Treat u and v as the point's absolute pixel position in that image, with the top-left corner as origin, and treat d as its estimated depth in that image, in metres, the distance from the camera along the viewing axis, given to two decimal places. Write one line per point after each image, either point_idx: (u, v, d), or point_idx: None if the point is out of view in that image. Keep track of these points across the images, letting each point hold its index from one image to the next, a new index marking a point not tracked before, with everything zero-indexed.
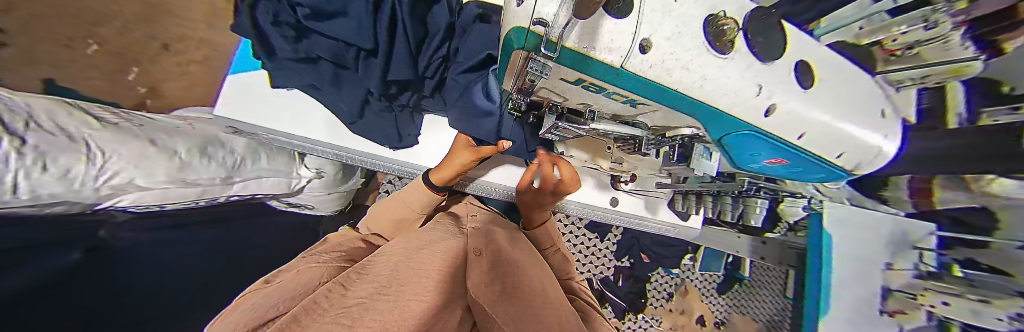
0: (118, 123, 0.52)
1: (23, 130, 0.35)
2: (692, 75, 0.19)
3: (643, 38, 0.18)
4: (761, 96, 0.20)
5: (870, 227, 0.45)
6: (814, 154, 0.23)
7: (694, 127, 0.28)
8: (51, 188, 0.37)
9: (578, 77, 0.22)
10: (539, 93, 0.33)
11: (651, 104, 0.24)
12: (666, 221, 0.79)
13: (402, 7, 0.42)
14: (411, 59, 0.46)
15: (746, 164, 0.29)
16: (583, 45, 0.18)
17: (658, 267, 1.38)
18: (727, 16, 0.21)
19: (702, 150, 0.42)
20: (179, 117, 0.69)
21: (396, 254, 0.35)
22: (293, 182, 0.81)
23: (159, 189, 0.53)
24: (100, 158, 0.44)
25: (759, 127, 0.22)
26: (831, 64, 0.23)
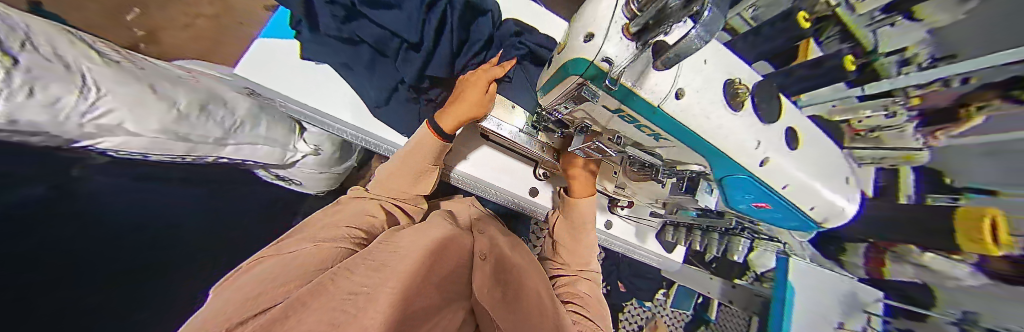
0: (120, 63, 0.50)
1: (18, 51, 0.33)
2: (709, 123, 0.23)
3: (679, 87, 0.22)
4: (758, 150, 0.24)
5: (827, 279, 0.51)
6: (793, 203, 0.27)
7: (701, 164, 0.31)
8: (34, 116, 0.34)
9: (618, 108, 0.26)
10: (573, 113, 0.37)
11: (672, 140, 0.28)
12: (653, 251, 0.82)
13: (452, 11, 0.50)
14: (450, 55, 0.52)
15: (736, 204, 0.33)
16: (633, 83, 0.22)
17: (632, 298, 1.40)
18: (741, 81, 0.25)
19: (706, 187, 0.45)
20: (181, 68, 0.67)
21: (405, 241, 0.35)
22: (287, 154, 0.79)
23: (147, 138, 0.50)
24: (94, 94, 0.41)
25: (752, 173, 0.25)
26: (812, 133, 0.28)
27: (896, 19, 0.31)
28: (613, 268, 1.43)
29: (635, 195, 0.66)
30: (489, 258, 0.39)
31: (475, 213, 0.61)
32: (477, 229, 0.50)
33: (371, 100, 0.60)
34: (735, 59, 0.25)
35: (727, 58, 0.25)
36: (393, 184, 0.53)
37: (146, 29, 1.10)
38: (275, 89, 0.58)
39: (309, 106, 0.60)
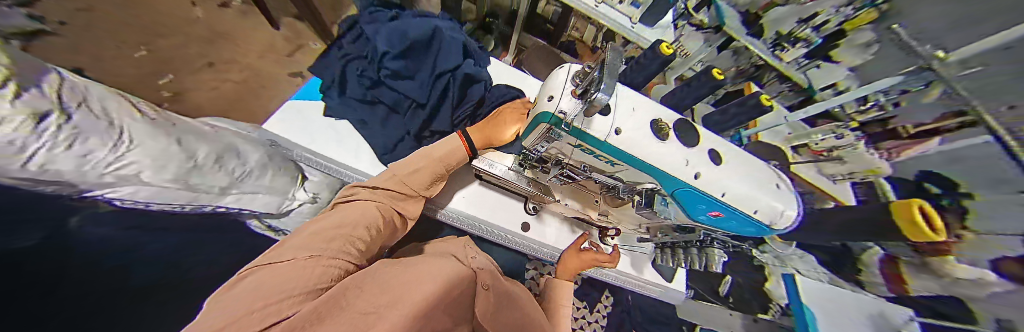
0: (157, 120, 0.57)
1: (73, 110, 0.40)
2: (644, 151, 0.34)
3: (618, 126, 0.34)
4: (688, 166, 0.34)
5: (848, 299, 0.89)
6: (737, 209, 0.35)
7: (653, 183, 0.38)
8: (62, 165, 0.38)
9: (579, 143, 0.36)
10: (548, 152, 0.45)
11: (624, 165, 0.37)
12: (651, 280, 0.80)
13: (454, 82, 0.68)
14: (450, 112, 0.69)
15: (697, 216, 0.39)
16: (584, 125, 0.33)
17: None
18: (664, 121, 0.37)
19: (661, 200, 0.41)
20: (209, 124, 0.75)
21: (395, 273, 0.34)
22: (284, 202, 0.82)
23: (157, 187, 0.53)
24: (124, 146, 0.46)
25: (693, 185, 0.34)
26: (733, 153, 0.38)
27: (820, 61, 0.94)
28: (624, 315, 1.32)
29: (618, 222, 0.67)
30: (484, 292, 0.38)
31: (474, 254, 0.57)
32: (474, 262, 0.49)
33: (379, 147, 0.68)
34: (656, 107, 0.37)
35: (652, 108, 0.37)
36: (393, 187, 0.54)
37: None
38: (286, 138, 0.64)
39: (314, 151, 0.65)
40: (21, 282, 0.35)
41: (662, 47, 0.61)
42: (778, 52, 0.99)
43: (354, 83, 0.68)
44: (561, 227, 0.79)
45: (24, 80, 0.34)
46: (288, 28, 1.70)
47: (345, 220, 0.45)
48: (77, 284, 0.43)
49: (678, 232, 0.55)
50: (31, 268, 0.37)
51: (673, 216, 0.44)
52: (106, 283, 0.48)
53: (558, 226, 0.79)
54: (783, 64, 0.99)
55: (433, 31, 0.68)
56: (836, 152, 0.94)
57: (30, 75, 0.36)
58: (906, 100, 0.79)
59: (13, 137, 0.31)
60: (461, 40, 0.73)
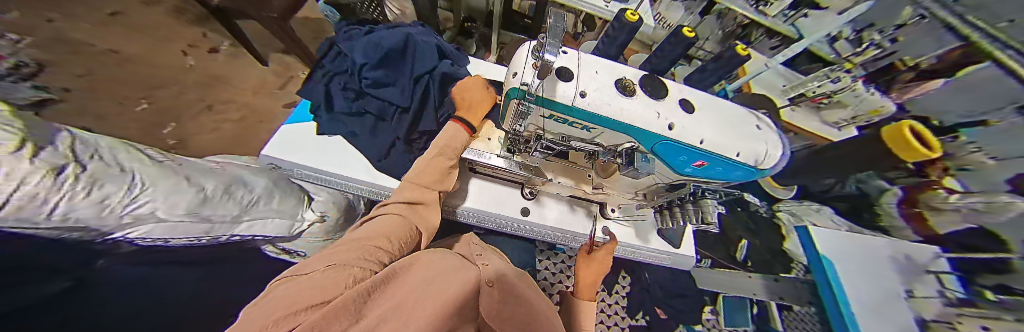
0: (164, 162, 0.60)
1: (87, 160, 0.43)
2: (614, 109, 0.35)
3: (581, 90, 0.35)
4: (659, 118, 0.35)
5: (873, 248, 0.87)
6: (719, 155, 0.36)
7: (631, 142, 0.39)
8: (83, 212, 0.41)
9: (550, 113, 0.38)
10: (526, 130, 0.46)
11: (598, 128, 0.38)
12: (659, 249, 0.80)
13: (433, 84, 0.71)
14: (433, 113, 0.71)
15: (684, 169, 0.41)
16: (547, 93, 0.34)
17: (679, 325, 1.26)
18: (629, 80, 0.38)
19: (640, 156, 0.39)
20: (215, 161, 0.79)
21: (412, 277, 0.32)
22: (295, 224, 0.83)
23: (173, 223, 0.56)
24: (137, 189, 0.49)
25: (669, 137, 0.35)
26: (702, 100, 0.40)
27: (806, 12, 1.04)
28: (644, 293, 1.31)
29: (611, 194, 0.64)
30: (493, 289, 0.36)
31: (478, 251, 0.57)
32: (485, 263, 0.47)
33: (372, 155, 0.70)
34: (618, 68, 0.39)
35: (615, 69, 0.38)
36: (412, 191, 0.54)
37: (178, 137, 1.33)
38: (281, 156, 0.66)
39: (344, 175, 0.68)
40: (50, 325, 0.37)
41: (626, 15, 0.62)
42: (761, 8, 1.06)
43: (340, 98, 0.70)
44: (561, 206, 0.78)
45: (35, 139, 0.38)
46: (277, 61, 1.74)
47: (361, 236, 0.44)
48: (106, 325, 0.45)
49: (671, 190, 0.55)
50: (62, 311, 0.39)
51: (658, 167, 0.41)
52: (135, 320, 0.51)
53: (560, 207, 0.78)
54: (769, 19, 1.06)
55: (406, 38, 0.71)
56: (835, 99, 1.11)
57: (40, 135, 0.40)
58: (901, 35, 1.01)
59: (37, 187, 0.34)
60: (432, 44, 0.76)
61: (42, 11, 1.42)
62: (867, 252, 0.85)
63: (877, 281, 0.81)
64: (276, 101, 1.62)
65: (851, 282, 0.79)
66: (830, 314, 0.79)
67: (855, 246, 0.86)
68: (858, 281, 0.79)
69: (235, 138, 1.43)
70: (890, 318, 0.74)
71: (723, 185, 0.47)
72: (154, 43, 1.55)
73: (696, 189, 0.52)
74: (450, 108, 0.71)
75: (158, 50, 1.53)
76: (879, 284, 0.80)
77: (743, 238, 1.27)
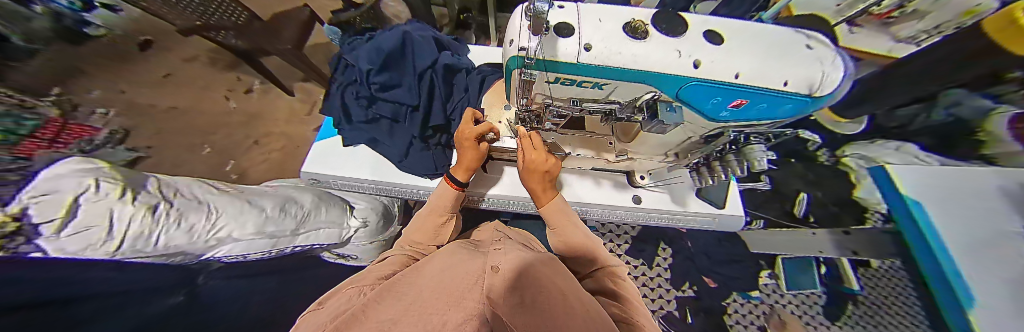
0: (230, 191, 0.73)
1: (172, 199, 0.57)
2: (624, 57, 0.31)
3: (586, 43, 0.32)
4: (681, 56, 0.31)
5: (957, 184, 0.74)
6: (762, 87, 0.31)
7: (652, 92, 0.36)
8: (177, 240, 0.52)
9: (554, 77, 0.37)
10: (534, 100, 0.46)
11: (609, 83, 0.35)
12: (701, 211, 0.74)
13: (437, 76, 0.73)
14: (444, 105, 0.74)
15: (720, 114, 0.37)
16: (548, 55, 0.33)
17: (731, 292, 1.21)
18: (640, 21, 0.34)
19: (664, 106, 0.37)
20: (268, 185, 0.90)
21: (426, 284, 0.31)
22: (343, 232, 0.90)
23: (247, 240, 0.66)
24: (214, 216, 0.61)
25: (695, 76, 0.31)
26: (732, 28, 0.35)
27: None
28: (688, 262, 1.25)
29: (640, 159, 0.61)
30: (507, 274, 0.29)
31: (498, 236, 0.57)
32: (497, 248, 0.44)
33: (395, 157, 0.74)
34: (627, 12, 0.35)
35: (622, 15, 0.34)
36: (426, 226, 0.57)
37: (238, 172, 1.55)
38: (319, 169, 0.73)
39: (380, 180, 0.74)
40: (170, 320, 0.48)
41: None
42: None
43: (354, 107, 0.74)
44: (586, 182, 0.76)
45: (133, 186, 0.51)
46: (300, 89, 1.89)
47: (374, 271, 0.45)
48: (215, 317, 0.57)
49: (705, 138, 0.49)
50: (172, 312, 0.50)
51: (682, 119, 0.37)
52: (237, 315, 0.62)
53: (584, 184, 0.75)
54: None
55: (403, 37, 0.72)
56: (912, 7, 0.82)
57: (136, 182, 0.53)
58: None
59: (142, 224, 0.47)
60: (430, 37, 0.80)
61: (114, 84, 1.66)
62: (962, 190, 0.73)
63: (983, 223, 0.67)
64: (305, 127, 1.77)
65: (951, 227, 0.66)
66: (924, 268, 0.66)
67: (935, 189, 0.73)
68: (966, 224, 0.66)
69: (283, 166, 1.61)
70: (1006, 266, 0.61)
71: (763, 126, 0.41)
72: (202, 94, 1.77)
73: (737, 134, 0.45)
74: (458, 97, 0.75)
75: (207, 100, 1.76)
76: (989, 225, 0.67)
77: (801, 191, 1.17)
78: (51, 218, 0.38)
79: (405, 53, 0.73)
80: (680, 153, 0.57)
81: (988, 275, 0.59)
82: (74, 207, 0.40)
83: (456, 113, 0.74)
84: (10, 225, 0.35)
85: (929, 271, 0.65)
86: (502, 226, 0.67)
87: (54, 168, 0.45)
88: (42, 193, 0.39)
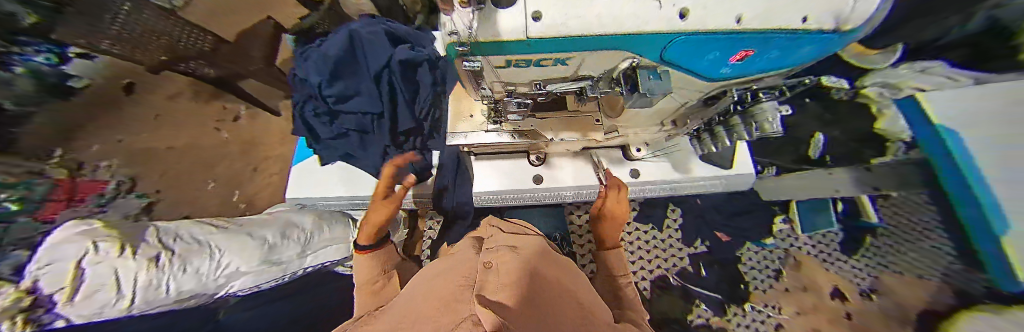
0: (227, 226, 0.73)
1: (172, 243, 0.57)
2: (585, 20, 0.24)
3: (534, 12, 0.25)
4: (662, 5, 0.23)
5: None
6: (775, 30, 0.23)
7: (630, 57, 0.29)
8: (187, 285, 0.54)
9: (505, 58, 0.31)
10: (494, 85, 0.41)
11: (571, 55, 0.30)
12: (706, 176, 0.72)
13: (392, 77, 0.85)
14: (409, 106, 0.87)
15: (717, 68, 0.31)
16: (491, 36, 0.26)
17: (744, 242, 1.21)
18: None
19: (646, 71, 0.31)
20: (266, 212, 0.90)
21: (418, 296, 0.29)
22: (350, 244, 0.95)
23: (256, 271, 0.67)
24: (217, 254, 0.62)
25: (682, 31, 0.24)
26: None
27: None
28: (699, 220, 1.24)
29: (629, 132, 0.58)
30: (496, 270, 0.27)
31: (495, 232, 0.54)
32: (492, 246, 0.42)
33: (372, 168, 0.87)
34: None
35: None
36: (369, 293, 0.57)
37: (245, 199, 1.56)
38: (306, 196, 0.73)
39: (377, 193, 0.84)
40: None
41: None
42: None
43: (320, 126, 0.87)
44: (578, 163, 0.77)
45: (133, 240, 0.50)
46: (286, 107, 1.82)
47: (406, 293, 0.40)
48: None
49: (702, 100, 0.43)
50: None
51: (666, 85, 0.32)
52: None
53: (575, 165, 0.77)
54: None
55: (349, 43, 0.83)
56: None
57: (134, 235, 0.53)
58: None
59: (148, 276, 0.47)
60: (378, 31, 0.87)
61: None
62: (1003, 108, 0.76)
63: None
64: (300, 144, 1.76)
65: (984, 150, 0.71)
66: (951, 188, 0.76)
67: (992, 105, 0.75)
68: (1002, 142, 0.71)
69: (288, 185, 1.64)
70: None
71: (767, 77, 0.35)
72: None
73: (740, 92, 0.39)
74: (419, 102, 0.88)
75: None
76: None
77: (817, 132, 1.08)
78: (57, 288, 0.38)
79: (359, 59, 0.85)
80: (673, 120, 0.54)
81: None
82: (77, 275, 0.40)
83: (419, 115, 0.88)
84: (25, 299, 0.37)
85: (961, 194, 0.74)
86: (500, 221, 0.67)
87: (52, 235, 0.45)
88: (42, 263, 0.39)
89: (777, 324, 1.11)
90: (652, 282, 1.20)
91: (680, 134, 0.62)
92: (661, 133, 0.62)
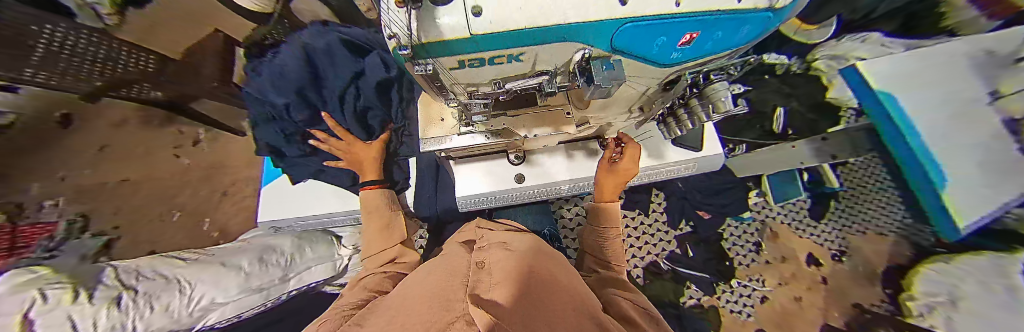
0: (196, 258, 0.68)
1: (136, 283, 0.52)
2: (530, 10, 0.21)
3: (473, 6, 0.21)
4: None
5: (924, 67, 0.99)
6: (718, 12, 0.23)
7: (581, 49, 0.28)
8: (159, 323, 0.50)
9: (457, 59, 0.28)
10: (452, 87, 0.39)
11: (525, 51, 0.27)
12: (679, 158, 0.76)
13: (355, 86, 0.97)
14: (378, 108, 0.96)
15: (669, 52, 0.31)
16: (433, 37, 0.23)
17: (725, 218, 1.27)
18: None
19: (600, 62, 0.30)
20: (240, 240, 0.85)
21: (404, 296, 0.28)
22: (337, 262, 0.92)
23: (235, 300, 0.64)
24: (189, 288, 0.58)
25: (629, 18, 0.22)
26: None
27: None
28: (682, 201, 1.28)
29: (599, 120, 0.58)
30: (486, 269, 0.27)
31: (481, 233, 0.54)
32: (480, 244, 0.42)
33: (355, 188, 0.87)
34: None
35: None
36: (375, 237, 0.66)
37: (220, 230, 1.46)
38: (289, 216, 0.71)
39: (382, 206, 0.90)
40: None
41: None
42: None
43: (280, 141, 0.93)
44: (557, 157, 0.78)
45: (86, 283, 0.46)
46: None
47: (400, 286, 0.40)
48: None
49: (662, 85, 0.45)
50: None
51: (622, 75, 0.31)
52: None
53: (555, 161, 0.78)
54: None
55: (310, 63, 0.96)
56: None
57: (89, 278, 0.48)
58: None
59: (109, 319, 0.44)
60: (335, 40, 1.01)
61: None
62: (912, 74, 1.00)
63: (939, 91, 0.96)
64: None
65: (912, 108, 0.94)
66: (893, 146, 0.98)
67: (903, 75, 1.00)
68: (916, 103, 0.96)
69: None
70: (962, 127, 0.91)
71: (716, 60, 0.36)
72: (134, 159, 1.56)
73: (694, 74, 0.41)
74: (389, 106, 0.97)
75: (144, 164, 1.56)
76: (953, 91, 0.95)
77: (779, 106, 1.13)
78: None
79: (322, 75, 0.97)
80: (642, 107, 0.56)
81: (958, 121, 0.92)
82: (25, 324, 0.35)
83: (388, 117, 0.96)
84: None
85: (899, 150, 0.96)
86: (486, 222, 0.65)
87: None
88: None
89: (763, 296, 1.21)
90: (645, 267, 1.25)
91: (649, 119, 0.65)
92: (630, 121, 0.65)
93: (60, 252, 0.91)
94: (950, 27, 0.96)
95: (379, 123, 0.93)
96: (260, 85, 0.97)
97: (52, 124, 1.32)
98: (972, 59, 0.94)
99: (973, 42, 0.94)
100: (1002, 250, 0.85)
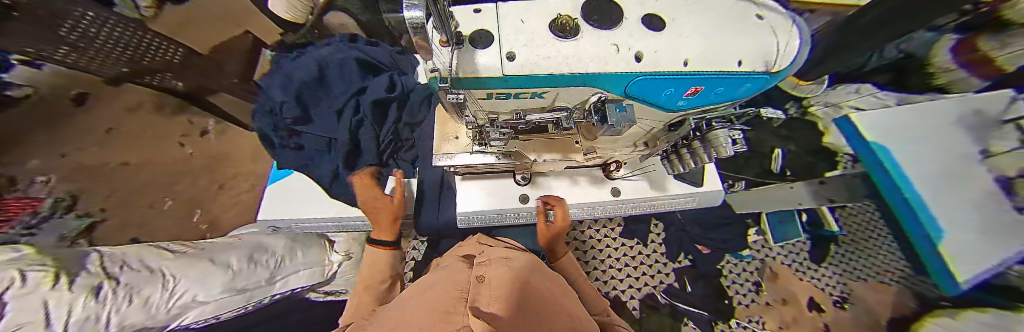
0: (185, 252, 0.66)
1: (120, 273, 0.50)
2: (556, 61, 0.25)
3: (508, 52, 0.26)
4: (619, 51, 0.25)
5: (917, 119, 0.98)
6: (714, 72, 0.27)
7: (598, 92, 0.31)
8: (135, 318, 0.47)
9: (486, 92, 0.31)
10: (474, 113, 0.42)
11: (549, 90, 0.30)
12: (681, 191, 0.78)
13: (352, 101, 0.99)
14: (373, 124, 0.97)
15: (676, 101, 0.34)
16: (470, 73, 0.26)
17: (724, 254, 1.26)
18: (570, 13, 0.27)
19: (614, 104, 0.33)
20: (230, 237, 0.83)
21: (399, 311, 0.28)
22: (325, 268, 0.91)
23: (217, 301, 0.61)
24: (173, 283, 0.56)
25: (642, 71, 0.26)
26: (668, 6, 0.29)
27: None
28: (681, 233, 1.27)
29: (607, 151, 0.60)
30: (487, 282, 0.28)
31: (479, 249, 0.54)
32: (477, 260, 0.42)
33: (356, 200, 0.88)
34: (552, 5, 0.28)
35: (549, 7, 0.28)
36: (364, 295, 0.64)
37: None
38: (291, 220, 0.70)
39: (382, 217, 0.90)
40: None
41: None
42: None
43: (276, 137, 0.97)
44: (561, 182, 0.80)
45: (67, 269, 0.44)
46: None
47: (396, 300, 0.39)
48: None
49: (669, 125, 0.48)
50: None
51: (630, 117, 0.34)
52: None
53: (560, 185, 0.79)
54: None
55: (320, 74, 1.02)
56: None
57: (73, 264, 0.47)
58: None
59: (86, 309, 0.41)
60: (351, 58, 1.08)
61: None
62: (906, 126, 0.99)
63: (930, 147, 0.94)
64: None
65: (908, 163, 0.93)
66: (896, 205, 0.96)
67: (896, 127, 1.00)
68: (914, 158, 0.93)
69: None
70: (958, 185, 0.88)
71: (715, 109, 0.40)
72: None
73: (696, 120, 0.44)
74: (386, 123, 0.98)
75: None
76: (944, 147, 0.92)
77: (777, 147, 1.19)
78: None
79: (331, 87, 1.03)
80: (648, 141, 0.60)
81: (951, 179, 0.88)
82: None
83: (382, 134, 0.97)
84: None
85: (900, 206, 0.94)
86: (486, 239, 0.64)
87: None
88: None
89: None
90: (641, 300, 1.21)
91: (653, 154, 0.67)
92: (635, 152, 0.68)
93: (38, 231, 0.88)
94: (941, 85, 1.00)
95: (371, 136, 0.95)
96: (274, 89, 1.02)
97: (66, 101, 1.27)
98: (961, 120, 0.91)
99: (965, 102, 0.92)
100: (1007, 308, 0.79)
